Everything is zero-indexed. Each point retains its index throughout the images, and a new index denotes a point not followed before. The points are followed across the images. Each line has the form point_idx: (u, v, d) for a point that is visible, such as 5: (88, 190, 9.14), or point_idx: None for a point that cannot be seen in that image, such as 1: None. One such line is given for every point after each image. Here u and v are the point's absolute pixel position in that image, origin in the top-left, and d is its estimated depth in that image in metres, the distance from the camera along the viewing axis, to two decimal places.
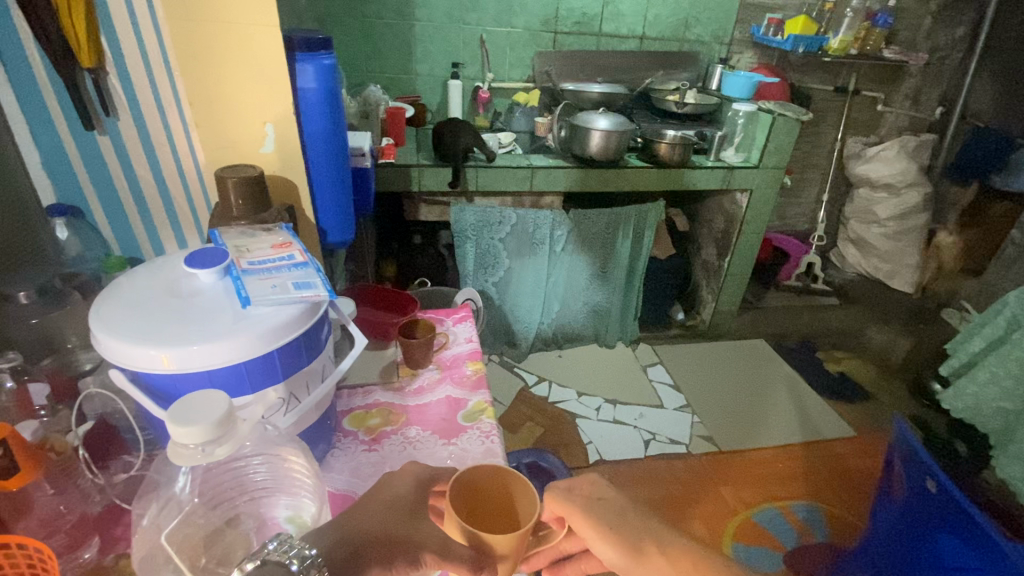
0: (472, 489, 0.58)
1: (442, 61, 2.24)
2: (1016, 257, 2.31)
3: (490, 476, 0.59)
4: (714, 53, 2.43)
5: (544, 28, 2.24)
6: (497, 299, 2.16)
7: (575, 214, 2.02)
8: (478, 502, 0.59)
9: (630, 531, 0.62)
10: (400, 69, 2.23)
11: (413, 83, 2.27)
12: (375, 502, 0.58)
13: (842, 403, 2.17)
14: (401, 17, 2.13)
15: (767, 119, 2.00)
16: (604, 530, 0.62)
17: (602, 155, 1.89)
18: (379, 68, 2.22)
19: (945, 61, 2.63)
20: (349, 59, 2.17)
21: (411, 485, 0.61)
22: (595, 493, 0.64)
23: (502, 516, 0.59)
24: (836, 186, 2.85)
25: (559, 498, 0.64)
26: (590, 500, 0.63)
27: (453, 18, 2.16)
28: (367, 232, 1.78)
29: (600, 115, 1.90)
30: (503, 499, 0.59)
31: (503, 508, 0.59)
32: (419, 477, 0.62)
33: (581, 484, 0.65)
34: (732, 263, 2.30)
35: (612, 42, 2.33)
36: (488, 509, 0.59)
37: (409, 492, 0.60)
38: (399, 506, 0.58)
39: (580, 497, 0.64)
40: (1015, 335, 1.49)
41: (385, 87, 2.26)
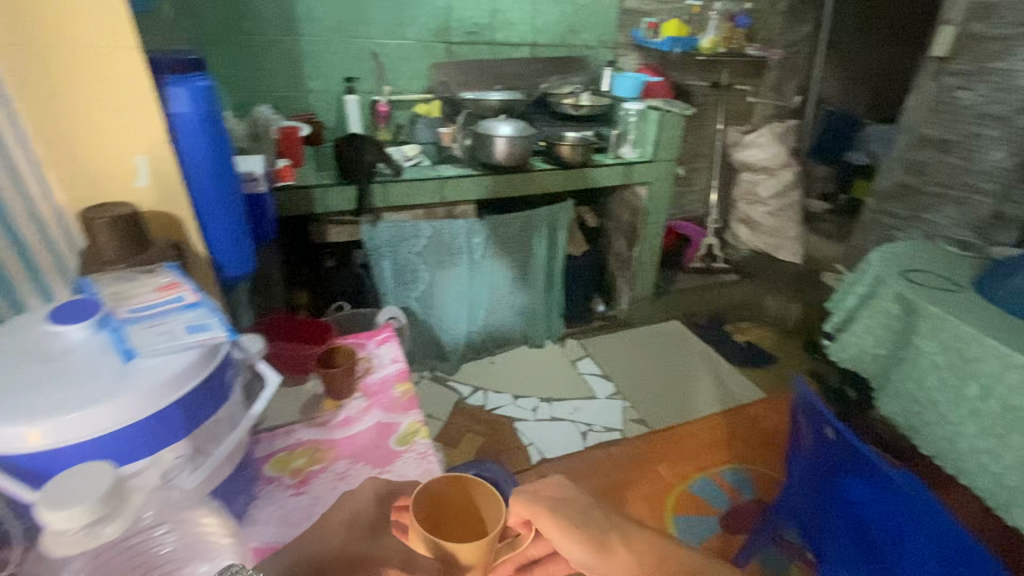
0: (436, 501, 0.59)
1: (334, 76, 2.16)
2: (873, 221, 2.56)
3: (454, 487, 0.60)
4: (601, 56, 2.56)
5: (437, 39, 2.24)
6: (421, 313, 2.11)
7: (490, 221, 2.03)
8: (441, 513, 0.60)
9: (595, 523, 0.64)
10: (289, 87, 2.11)
11: (307, 101, 2.16)
12: (334, 519, 0.57)
13: (752, 368, 2.37)
14: (285, 33, 2.03)
15: (654, 116, 2.14)
16: (570, 528, 0.61)
17: (510, 161, 1.93)
18: (266, 87, 2.09)
19: (798, 55, 2.94)
20: (232, 78, 2.03)
21: (371, 502, 0.60)
22: (559, 493, 0.64)
23: (466, 523, 0.60)
24: (723, 173, 3.11)
25: (524, 500, 0.62)
26: (555, 502, 0.62)
27: (340, 32, 2.10)
28: (271, 260, 1.66)
29: (501, 121, 1.94)
30: (466, 506, 0.60)
31: (467, 516, 0.60)
32: (379, 491, 0.61)
33: (544, 486, 0.64)
34: (641, 253, 2.44)
35: (505, 50, 2.37)
36: (455, 517, 0.60)
37: (369, 510, 0.59)
38: (360, 526, 0.57)
39: (545, 499, 0.63)
40: (881, 289, 1.51)
41: (276, 107, 2.13)
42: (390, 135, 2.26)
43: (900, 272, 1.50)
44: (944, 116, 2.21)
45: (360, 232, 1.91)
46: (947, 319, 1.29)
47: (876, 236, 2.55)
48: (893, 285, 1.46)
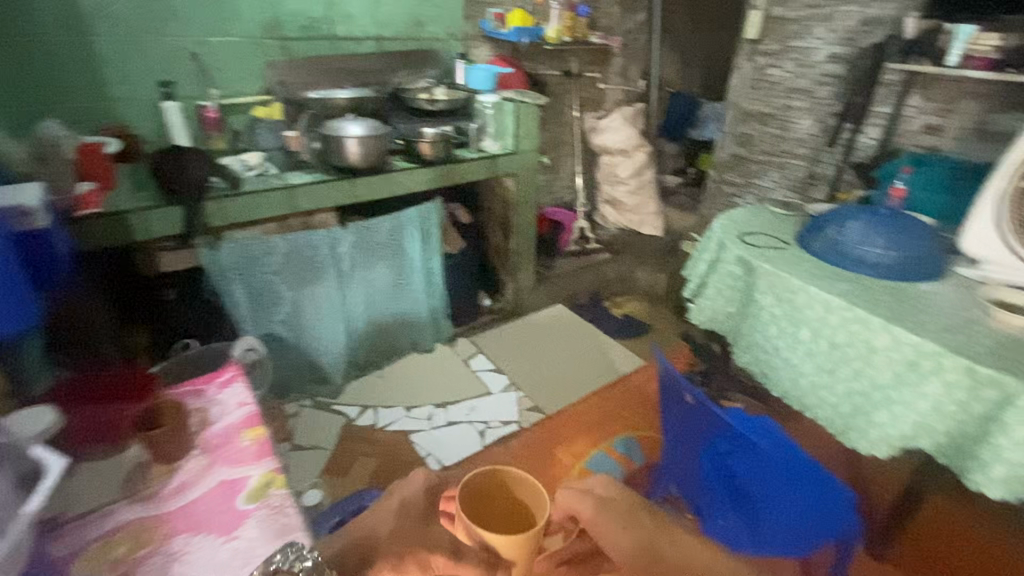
0: (476, 490, 0.92)
1: (145, 81, 1.85)
2: (716, 190, 2.83)
3: (493, 481, 0.95)
4: (452, 49, 2.49)
5: (267, 35, 2.00)
6: (291, 336, 1.93)
7: (353, 228, 1.91)
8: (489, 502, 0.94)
9: (609, 514, 1.02)
10: (87, 95, 1.78)
11: (114, 112, 1.84)
12: (398, 515, 0.87)
13: (632, 339, 2.52)
14: (68, 32, 1.69)
15: (510, 107, 2.15)
16: (620, 527, 1.01)
17: (364, 163, 1.80)
18: (53, 98, 1.73)
19: (636, 42, 3.12)
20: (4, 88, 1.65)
21: (422, 491, 0.93)
22: (608, 494, 1.06)
23: (510, 515, 0.95)
24: (586, 157, 3.25)
25: (582, 502, 1.04)
26: (602, 502, 1.04)
27: (143, 30, 1.79)
28: (83, 301, 1.39)
29: (349, 120, 1.80)
30: (500, 495, 0.95)
31: (513, 511, 0.95)
32: (429, 485, 0.94)
33: (597, 489, 1.07)
34: (518, 243, 2.45)
35: (349, 45, 2.20)
36: (499, 508, 0.95)
37: (421, 497, 0.92)
38: (415, 511, 0.89)
39: (592, 499, 1.04)
40: (726, 253, 1.64)
41: (72, 121, 1.78)
42: (226, 144, 2.00)
43: (737, 236, 1.65)
44: (761, 91, 2.49)
45: (199, 258, 1.66)
46: (778, 273, 1.43)
47: (720, 203, 2.82)
48: (733, 248, 1.59)
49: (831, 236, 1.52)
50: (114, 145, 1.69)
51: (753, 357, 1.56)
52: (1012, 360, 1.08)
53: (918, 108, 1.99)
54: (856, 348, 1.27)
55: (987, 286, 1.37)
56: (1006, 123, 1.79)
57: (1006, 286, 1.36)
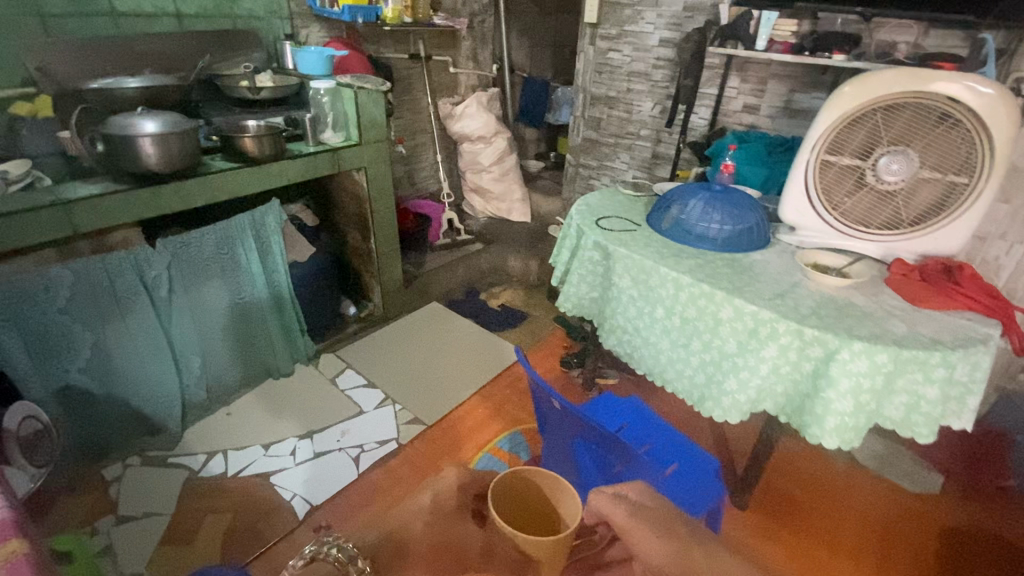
0: (511, 499, 0.92)
1: None
2: (575, 174, 2.90)
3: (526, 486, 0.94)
4: (277, 29, 2.16)
5: (18, 11, 1.55)
6: (100, 386, 1.56)
7: (166, 244, 1.58)
8: (518, 497, 0.93)
9: (650, 521, 0.66)
10: None
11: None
12: (419, 517, 0.78)
13: (509, 330, 2.49)
14: None
15: (348, 93, 1.89)
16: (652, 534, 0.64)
17: (166, 164, 1.44)
18: None
19: (484, 24, 3.03)
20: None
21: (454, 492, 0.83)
22: (639, 498, 0.70)
23: (535, 518, 0.94)
24: (446, 146, 3.13)
25: (608, 500, 0.71)
26: (636, 506, 0.69)
27: None
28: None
29: (134, 114, 1.43)
30: (543, 510, 0.94)
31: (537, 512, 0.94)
32: (462, 481, 0.86)
33: (629, 490, 0.72)
34: (379, 243, 2.22)
35: (139, 23, 1.79)
36: (529, 514, 0.94)
37: (454, 499, 0.82)
38: (436, 517, 0.78)
39: (625, 504, 0.70)
40: (584, 239, 1.64)
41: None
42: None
43: (594, 222, 1.66)
44: (604, 75, 2.56)
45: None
46: (632, 256, 1.46)
47: (580, 186, 2.88)
48: (592, 235, 1.60)
49: (675, 215, 1.60)
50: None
51: (616, 339, 1.59)
52: (831, 319, 1.20)
53: (737, 89, 2.18)
54: (705, 323, 1.34)
55: (802, 250, 1.53)
56: (805, 101, 2.03)
57: (816, 248, 1.54)
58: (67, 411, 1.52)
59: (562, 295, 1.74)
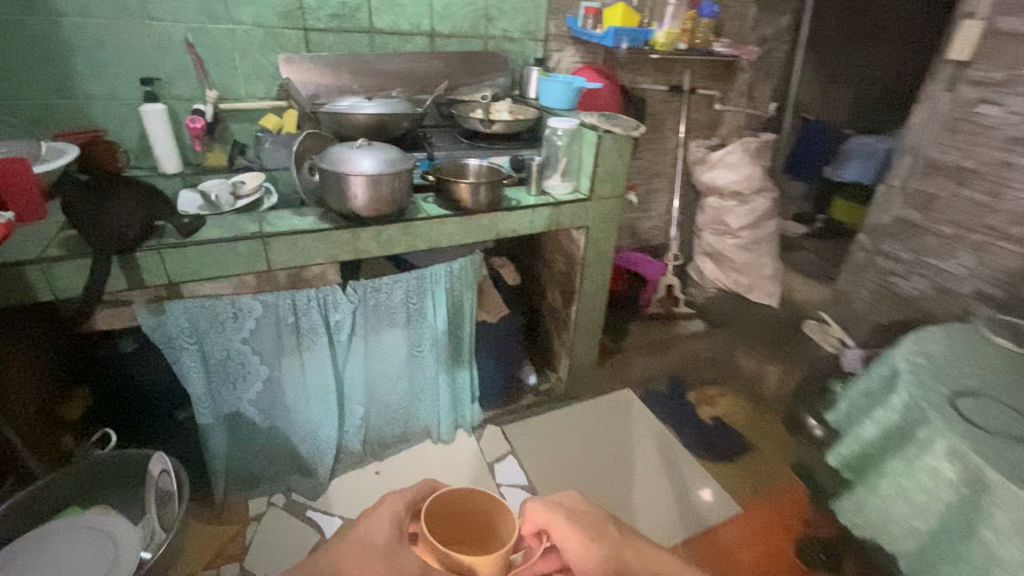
0: (447, 512, 0.72)
1: (125, 77, 1.41)
2: (868, 263, 2.07)
3: (463, 499, 0.72)
4: (528, 52, 1.89)
5: (287, 25, 1.53)
6: (263, 420, 1.45)
7: (356, 286, 1.39)
8: (460, 515, 0.73)
9: (587, 525, 0.71)
10: (54, 90, 1.36)
11: (85, 111, 1.40)
12: (352, 541, 0.65)
13: (722, 464, 1.76)
14: (28, 6, 1.26)
15: (590, 136, 1.51)
16: (574, 532, 0.70)
17: (372, 206, 1.24)
18: (16, 95, 1.33)
19: (774, 53, 2.34)
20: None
21: (387, 520, 0.67)
22: (575, 505, 0.74)
23: (469, 528, 0.73)
24: (685, 195, 2.56)
25: (539, 506, 0.73)
26: (570, 509, 0.73)
27: (124, 10, 1.35)
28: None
29: (352, 146, 1.25)
30: (469, 512, 0.73)
31: (466, 520, 0.73)
32: (395, 511, 0.69)
33: (562, 499, 0.75)
34: (580, 313, 1.79)
35: (392, 41, 1.68)
36: (463, 523, 0.74)
37: (386, 526, 0.66)
38: (379, 545, 0.64)
39: (563, 507, 0.73)
40: (922, 434, 0.99)
41: (32, 120, 1.36)
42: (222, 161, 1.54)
43: (949, 400, 1.00)
44: (962, 135, 1.71)
45: (135, 321, 1.21)
46: None
47: (871, 280, 2.05)
48: (948, 438, 0.93)
49: None
50: (69, 157, 1.33)
51: None
52: None
53: None
54: None
55: None
56: None
57: None
58: (230, 437, 1.44)
59: (852, 498, 1.13)
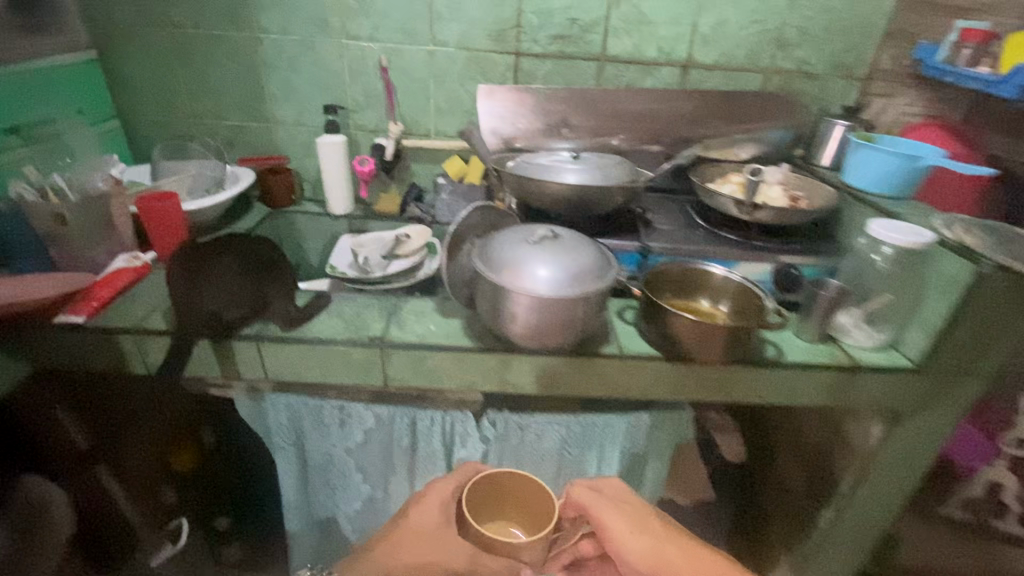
0: (491, 487, 0.77)
1: (314, 102, 1.23)
2: None
3: (495, 480, 0.77)
4: (829, 95, 1.25)
5: (497, 48, 1.19)
6: (358, 539, 1.14)
7: (498, 420, 0.97)
8: (501, 491, 0.78)
9: (622, 513, 0.78)
10: (248, 113, 1.24)
11: (273, 136, 1.27)
12: (412, 523, 0.85)
13: None
14: (234, 22, 1.14)
15: (958, 275, 0.81)
16: (627, 528, 0.77)
17: (532, 336, 0.79)
18: (215, 114, 1.24)
19: None
20: (154, 89, 1.20)
21: (436, 507, 0.85)
22: (615, 493, 0.82)
23: (528, 502, 0.76)
24: None
25: (586, 493, 0.79)
26: (609, 499, 0.80)
27: (324, 26, 1.15)
28: (87, 424, 0.92)
29: (525, 244, 0.79)
30: (517, 489, 0.76)
31: (518, 494, 0.77)
32: (443, 497, 0.86)
33: (606, 487, 0.83)
34: (840, 530, 1.05)
35: (629, 73, 1.22)
36: (516, 497, 0.77)
37: (434, 510, 0.85)
38: (432, 527, 0.85)
39: (606, 496, 0.81)
40: None
41: (226, 141, 1.27)
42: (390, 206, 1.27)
43: None
44: None
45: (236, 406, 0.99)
46: None
47: None
48: None
49: None
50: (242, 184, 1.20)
51: None
52: None
53: None
54: None
55: None
56: None
57: None
58: (322, 542, 1.18)
59: None
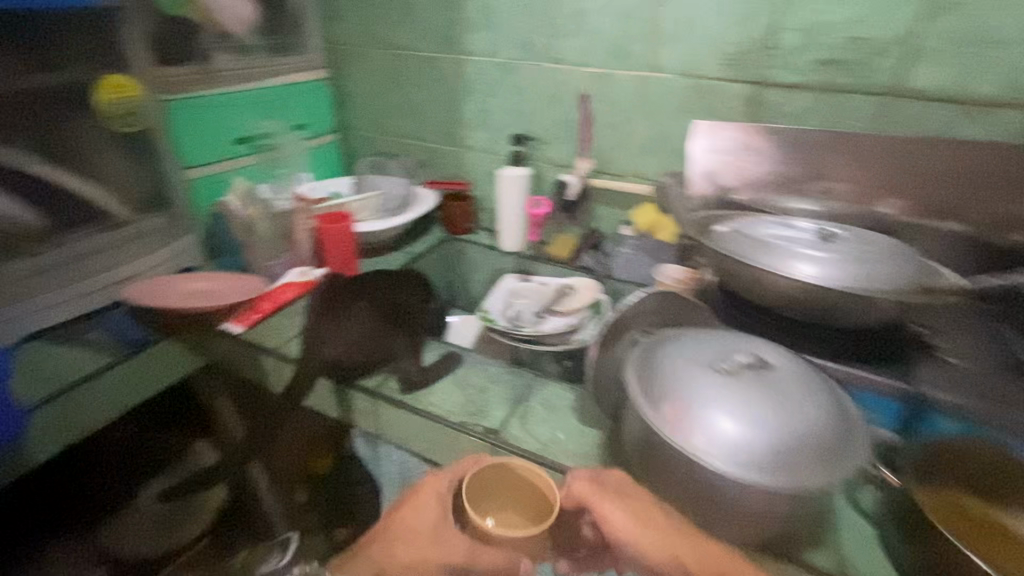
0: (487, 478, 0.56)
1: (506, 128, 1.13)
2: None
3: (494, 468, 0.57)
4: None
5: (731, 76, 0.92)
6: None
7: None
8: (495, 485, 0.57)
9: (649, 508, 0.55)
10: (442, 135, 1.21)
11: (461, 161, 1.21)
12: (400, 539, 0.54)
13: None
14: (445, 43, 1.11)
15: None
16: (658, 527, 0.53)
17: (689, 500, 0.52)
18: (413, 134, 1.24)
19: None
20: (368, 107, 1.25)
21: (430, 504, 0.56)
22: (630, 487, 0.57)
23: (521, 495, 0.57)
24: None
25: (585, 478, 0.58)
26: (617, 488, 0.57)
27: (529, 47, 1.04)
28: (240, 410, 0.79)
29: (710, 369, 0.55)
30: (517, 484, 0.57)
31: (517, 484, 0.57)
32: (439, 497, 0.56)
33: (610, 476, 0.59)
34: None
35: (932, 117, 0.83)
36: (510, 489, 0.57)
37: (427, 513, 0.55)
38: (422, 536, 0.54)
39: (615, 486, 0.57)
40: None
41: (418, 162, 1.26)
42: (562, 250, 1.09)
43: None
44: None
45: None
46: None
47: None
48: None
49: None
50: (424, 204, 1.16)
51: None
52: None
53: None
54: None
55: None
56: None
57: None
58: None
59: None
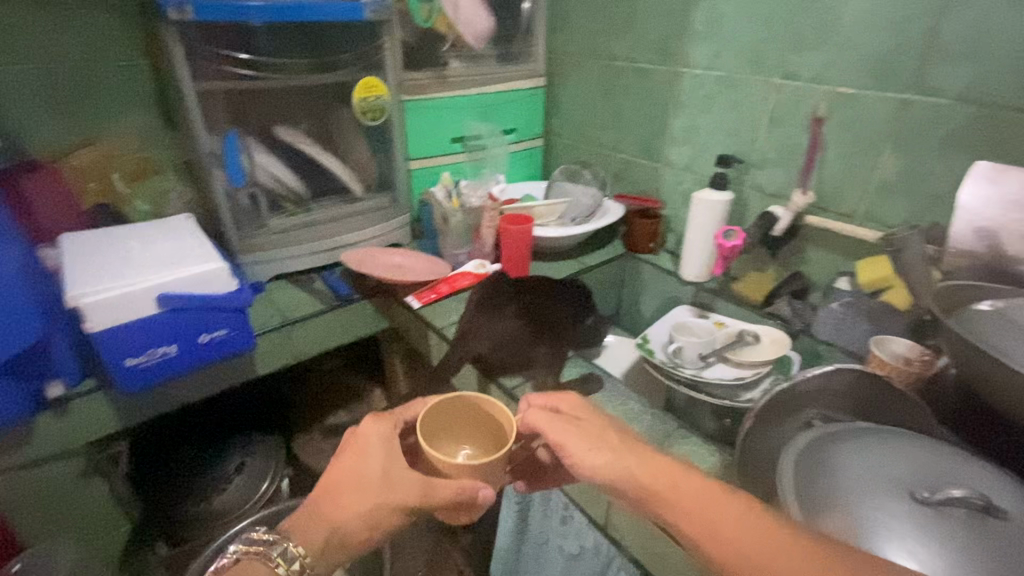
0: (443, 412, 0.59)
1: (712, 148, 1.03)
2: None
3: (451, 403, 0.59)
4: None
5: None
6: None
7: None
8: (451, 419, 0.60)
9: (603, 439, 0.56)
10: (642, 149, 1.16)
11: (657, 177, 1.15)
12: (355, 482, 0.55)
13: None
14: (662, 54, 1.06)
15: None
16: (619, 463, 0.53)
17: None
18: (613, 145, 1.22)
19: None
20: (576, 115, 1.27)
21: (379, 444, 0.57)
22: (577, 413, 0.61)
23: (477, 427, 0.60)
24: None
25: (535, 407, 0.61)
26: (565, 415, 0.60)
27: (757, 60, 0.92)
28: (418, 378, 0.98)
29: (894, 490, 0.47)
30: (472, 416, 0.60)
31: (471, 419, 0.60)
32: (388, 433, 0.59)
33: (564, 401, 0.63)
34: None
35: None
36: (467, 421, 0.61)
37: (377, 451, 0.57)
38: (371, 481, 0.55)
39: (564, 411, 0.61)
40: None
41: (614, 173, 1.24)
42: (755, 290, 0.95)
43: None
44: None
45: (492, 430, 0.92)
46: None
47: None
48: None
49: None
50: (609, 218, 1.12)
51: None
52: None
53: None
54: None
55: None
56: None
57: None
58: None
59: None
